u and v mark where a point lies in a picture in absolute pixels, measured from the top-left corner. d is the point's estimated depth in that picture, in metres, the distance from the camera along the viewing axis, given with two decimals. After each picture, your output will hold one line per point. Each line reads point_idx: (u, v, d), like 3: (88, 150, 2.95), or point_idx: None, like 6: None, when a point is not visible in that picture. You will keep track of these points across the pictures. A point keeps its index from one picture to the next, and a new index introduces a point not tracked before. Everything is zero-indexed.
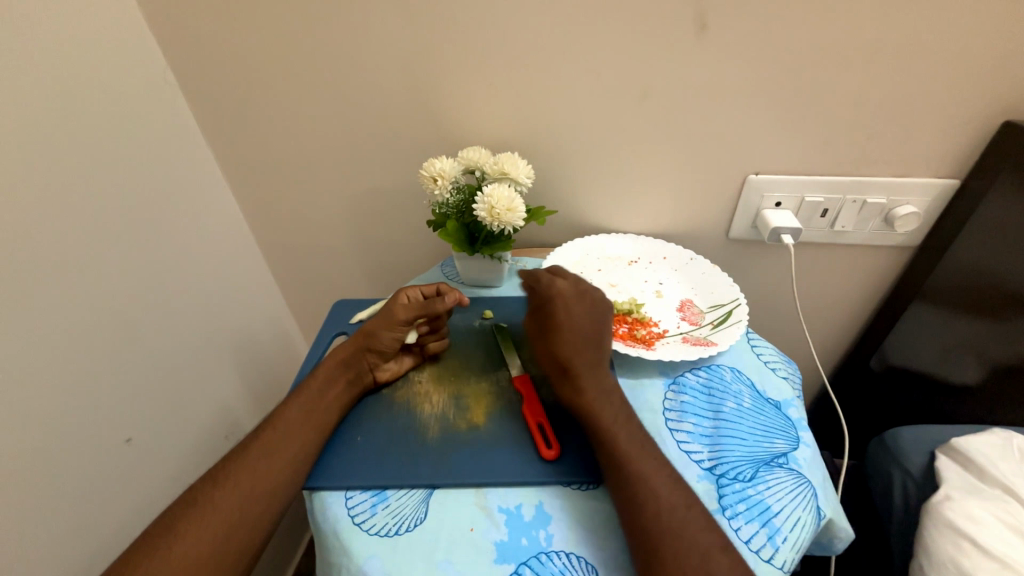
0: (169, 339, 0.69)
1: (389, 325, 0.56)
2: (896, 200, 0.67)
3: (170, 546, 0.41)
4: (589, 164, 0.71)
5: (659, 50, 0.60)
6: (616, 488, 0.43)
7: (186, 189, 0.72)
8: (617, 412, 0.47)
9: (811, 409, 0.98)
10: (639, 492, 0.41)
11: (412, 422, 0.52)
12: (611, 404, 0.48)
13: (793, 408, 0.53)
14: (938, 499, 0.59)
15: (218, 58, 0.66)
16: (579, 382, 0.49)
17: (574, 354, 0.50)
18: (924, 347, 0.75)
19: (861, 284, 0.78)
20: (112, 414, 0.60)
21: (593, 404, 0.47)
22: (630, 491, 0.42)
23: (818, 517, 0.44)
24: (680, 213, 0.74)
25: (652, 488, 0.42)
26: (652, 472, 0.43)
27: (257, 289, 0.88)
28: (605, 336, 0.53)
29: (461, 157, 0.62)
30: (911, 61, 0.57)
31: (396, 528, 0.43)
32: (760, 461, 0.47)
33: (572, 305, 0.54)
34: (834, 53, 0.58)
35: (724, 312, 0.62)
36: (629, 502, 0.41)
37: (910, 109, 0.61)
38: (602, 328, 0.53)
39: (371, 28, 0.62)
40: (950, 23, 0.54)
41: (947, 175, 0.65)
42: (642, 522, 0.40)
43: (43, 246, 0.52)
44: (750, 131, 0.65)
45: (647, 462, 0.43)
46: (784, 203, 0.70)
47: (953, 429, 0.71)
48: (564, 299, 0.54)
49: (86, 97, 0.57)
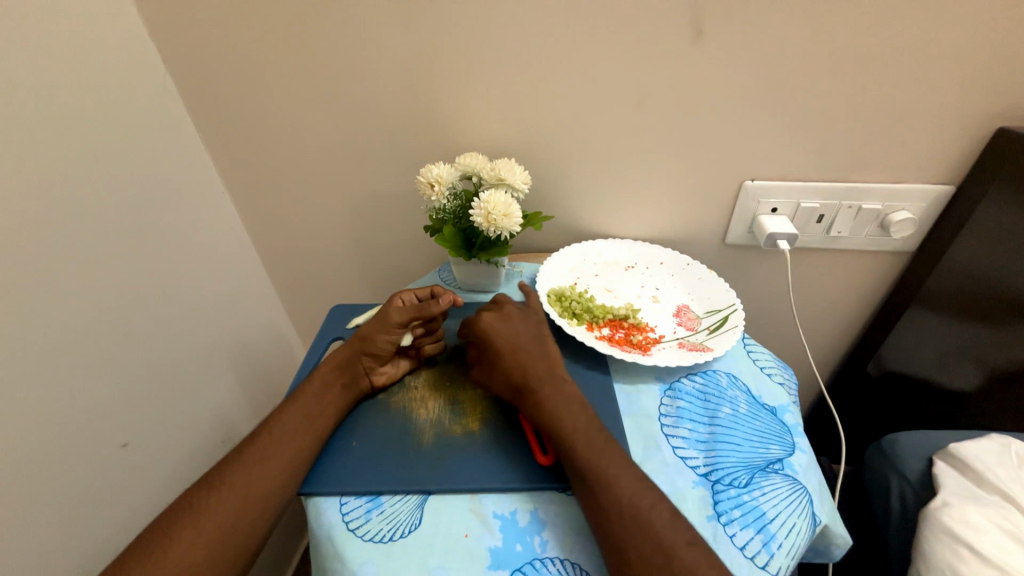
0: (166, 345, 0.69)
1: (384, 327, 0.56)
2: (892, 206, 0.68)
3: (165, 551, 0.41)
4: (585, 169, 0.71)
5: (655, 57, 0.61)
6: (589, 501, 0.42)
7: (184, 195, 0.72)
8: (580, 417, 0.47)
9: (809, 415, 0.98)
10: (629, 498, 0.41)
11: (407, 428, 0.52)
12: (573, 412, 0.47)
13: (788, 414, 0.53)
14: (936, 504, 0.59)
15: (218, 64, 0.67)
16: (538, 395, 0.48)
17: (525, 368, 0.50)
18: (920, 353, 0.74)
19: (857, 289, 0.79)
20: (108, 420, 0.60)
21: (556, 417, 0.47)
22: (612, 501, 0.41)
23: (813, 524, 0.44)
24: (676, 219, 0.75)
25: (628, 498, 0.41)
26: (630, 486, 0.42)
27: (254, 294, 0.88)
28: (541, 346, 0.54)
29: (459, 163, 0.62)
30: (905, 68, 0.58)
31: (390, 534, 0.43)
32: (755, 467, 0.47)
33: (504, 320, 0.55)
34: (827, 60, 0.58)
35: (720, 318, 0.62)
36: (608, 514, 0.41)
37: (904, 116, 0.61)
38: (535, 339, 0.55)
39: (370, 35, 0.63)
40: (942, 32, 0.55)
41: (941, 181, 0.65)
42: (626, 533, 0.39)
43: (41, 248, 0.53)
44: (745, 137, 0.65)
45: (622, 473, 0.43)
46: (779, 209, 0.70)
47: (952, 434, 0.70)
48: (494, 321, 0.55)
49: (85, 101, 0.58)
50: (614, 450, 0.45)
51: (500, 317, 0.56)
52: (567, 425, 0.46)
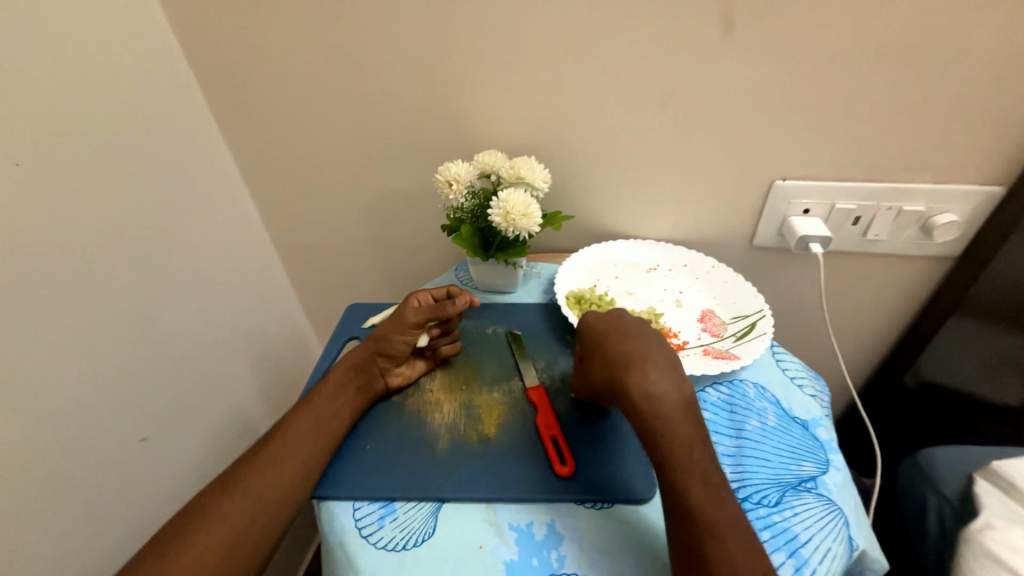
0: (183, 341, 0.69)
1: (399, 328, 0.55)
2: (935, 208, 0.64)
3: (178, 554, 0.40)
4: (607, 169, 0.69)
5: (681, 51, 0.58)
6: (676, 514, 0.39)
7: (203, 194, 0.72)
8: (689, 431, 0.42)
9: (838, 424, 0.94)
10: (710, 515, 0.38)
11: (422, 432, 0.51)
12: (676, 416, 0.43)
13: (822, 428, 0.50)
14: (977, 526, 0.55)
15: (236, 62, 0.67)
16: (641, 387, 0.44)
17: (636, 354, 0.46)
18: (961, 365, 0.70)
19: (894, 295, 0.74)
20: (127, 415, 0.60)
21: (651, 417, 0.43)
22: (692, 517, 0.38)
23: (849, 549, 0.41)
24: (701, 220, 0.72)
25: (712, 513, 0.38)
26: (718, 506, 0.39)
27: (272, 290, 0.89)
28: (652, 335, 0.49)
29: (477, 161, 0.61)
30: (955, 62, 0.54)
31: (404, 542, 0.42)
32: (787, 485, 0.44)
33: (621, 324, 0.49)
34: (867, 54, 0.55)
35: (748, 324, 0.59)
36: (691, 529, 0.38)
37: (950, 113, 0.57)
38: (643, 328, 0.50)
39: (388, 32, 0.62)
40: (996, 21, 0.51)
41: (990, 182, 0.61)
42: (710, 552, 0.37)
43: (64, 247, 0.53)
44: (775, 136, 0.62)
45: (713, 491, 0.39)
46: (811, 210, 0.67)
47: (993, 450, 0.66)
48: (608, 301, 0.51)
49: (107, 100, 0.58)
50: (702, 460, 0.41)
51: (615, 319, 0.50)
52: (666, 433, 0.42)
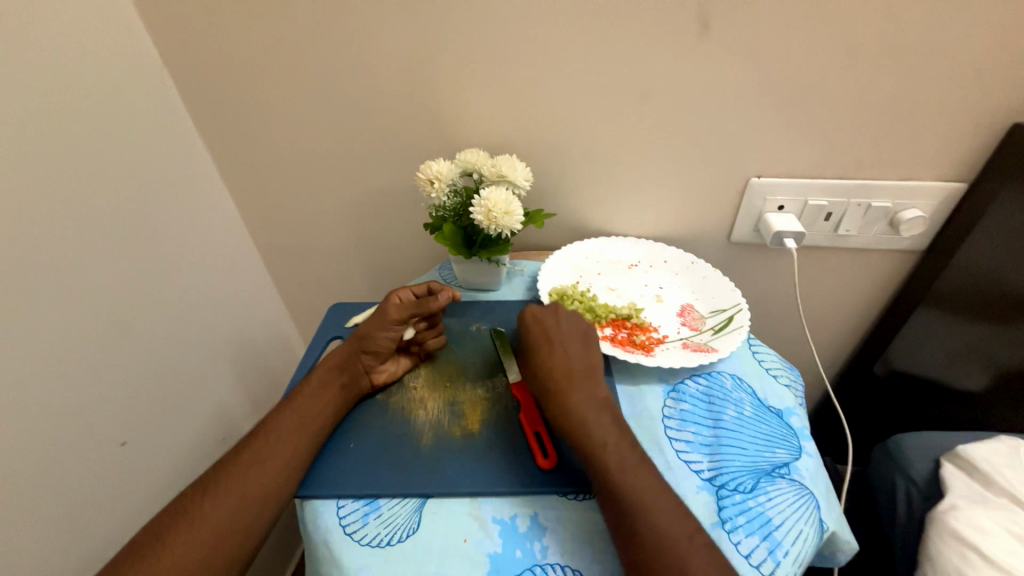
0: (164, 343, 0.68)
1: (383, 325, 0.55)
2: (902, 204, 0.66)
3: (159, 557, 0.40)
4: (588, 167, 0.70)
5: (661, 50, 0.59)
6: (607, 499, 0.41)
7: (182, 193, 0.71)
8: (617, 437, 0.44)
9: (814, 415, 0.97)
10: (641, 498, 0.40)
11: (406, 429, 0.51)
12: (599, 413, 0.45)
13: (795, 416, 0.52)
14: (943, 507, 0.58)
15: (214, 58, 0.66)
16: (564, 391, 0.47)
17: (557, 360, 0.49)
18: (928, 353, 0.73)
19: (865, 288, 0.77)
20: (107, 419, 0.59)
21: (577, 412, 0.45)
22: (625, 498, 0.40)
23: (820, 531, 0.43)
24: (680, 216, 0.73)
25: (642, 494, 0.40)
26: (656, 486, 0.41)
27: (254, 291, 0.87)
28: (584, 340, 0.52)
29: (460, 159, 0.61)
30: (921, 63, 0.56)
31: (388, 538, 0.43)
32: (761, 471, 0.46)
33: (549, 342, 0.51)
34: (839, 54, 0.57)
35: (726, 318, 0.61)
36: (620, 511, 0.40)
37: (916, 112, 0.59)
38: (579, 331, 0.52)
39: (369, 29, 0.62)
40: (958, 24, 0.53)
41: (954, 178, 0.64)
42: (641, 531, 0.38)
43: (39, 249, 0.52)
44: (752, 133, 0.64)
45: (641, 476, 0.41)
46: (786, 206, 0.69)
47: (959, 436, 0.69)
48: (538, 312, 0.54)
49: (81, 97, 0.57)
50: (629, 448, 0.44)
51: (544, 337, 0.51)
52: (602, 433, 0.44)
